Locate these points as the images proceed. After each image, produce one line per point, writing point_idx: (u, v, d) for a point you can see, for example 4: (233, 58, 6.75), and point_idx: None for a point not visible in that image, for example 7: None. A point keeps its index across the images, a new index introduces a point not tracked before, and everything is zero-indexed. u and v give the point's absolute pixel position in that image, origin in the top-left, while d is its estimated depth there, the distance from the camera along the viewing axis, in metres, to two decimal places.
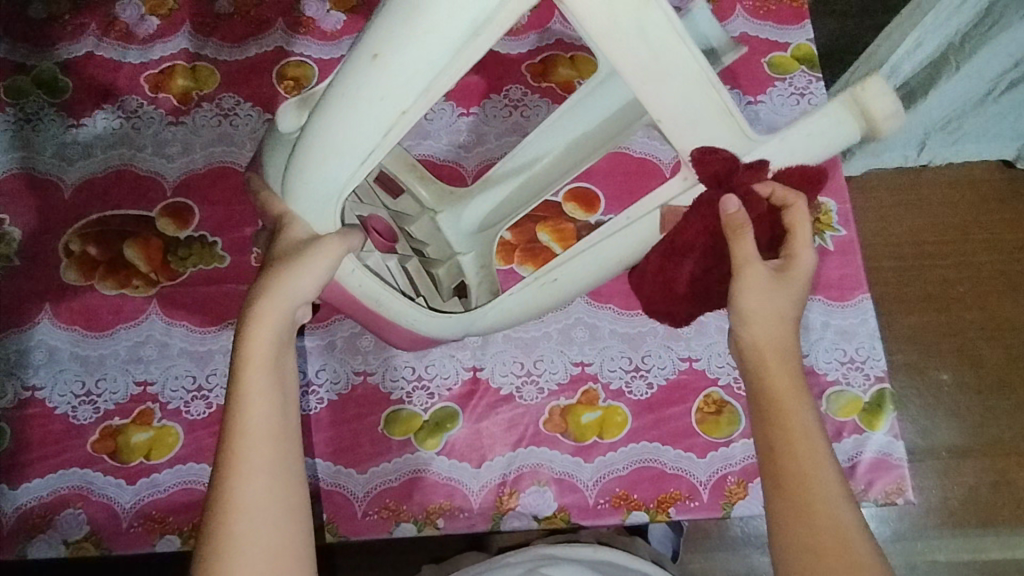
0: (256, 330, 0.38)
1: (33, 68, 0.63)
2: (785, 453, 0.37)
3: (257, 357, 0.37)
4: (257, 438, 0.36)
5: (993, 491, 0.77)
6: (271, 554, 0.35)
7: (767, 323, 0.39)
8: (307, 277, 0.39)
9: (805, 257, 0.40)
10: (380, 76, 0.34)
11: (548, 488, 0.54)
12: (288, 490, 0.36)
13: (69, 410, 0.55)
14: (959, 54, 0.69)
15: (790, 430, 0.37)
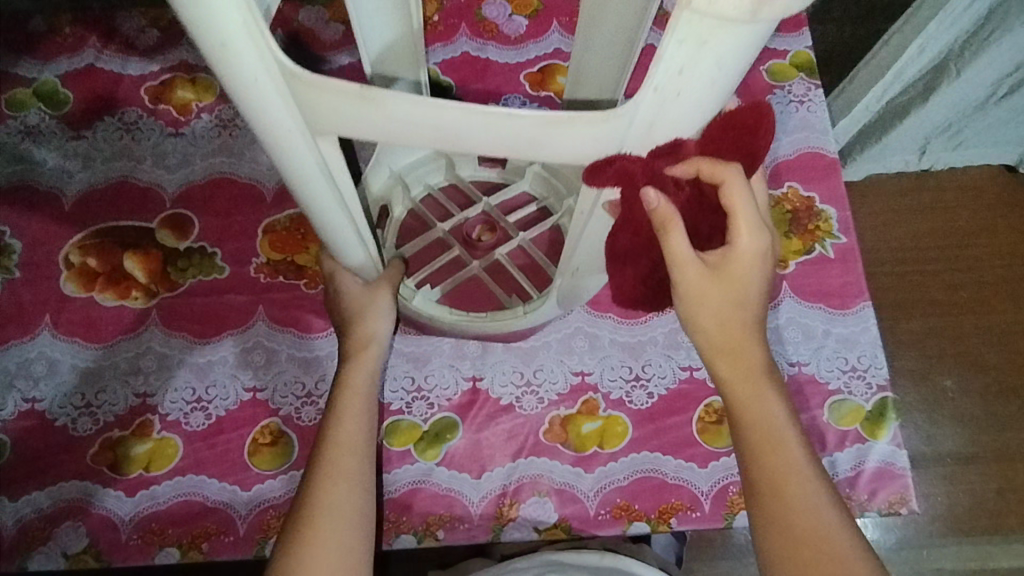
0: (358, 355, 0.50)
1: (33, 80, 0.64)
2: (765, 459, 0.41)
3: (353, 387, 0.49)
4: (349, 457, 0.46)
5: (998, 499, 0.77)
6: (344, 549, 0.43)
7: (724, 329, 0.40)
8: (381, 317, 0.51)
9: (746, 241, 0.37)
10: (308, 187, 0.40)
11: (549, 498, 0.54)
12: (361, 513, 0.44)
13: (68, 422, 0.55)
14: (960, 60, 0.68)
15: (769, 441, 0.41)
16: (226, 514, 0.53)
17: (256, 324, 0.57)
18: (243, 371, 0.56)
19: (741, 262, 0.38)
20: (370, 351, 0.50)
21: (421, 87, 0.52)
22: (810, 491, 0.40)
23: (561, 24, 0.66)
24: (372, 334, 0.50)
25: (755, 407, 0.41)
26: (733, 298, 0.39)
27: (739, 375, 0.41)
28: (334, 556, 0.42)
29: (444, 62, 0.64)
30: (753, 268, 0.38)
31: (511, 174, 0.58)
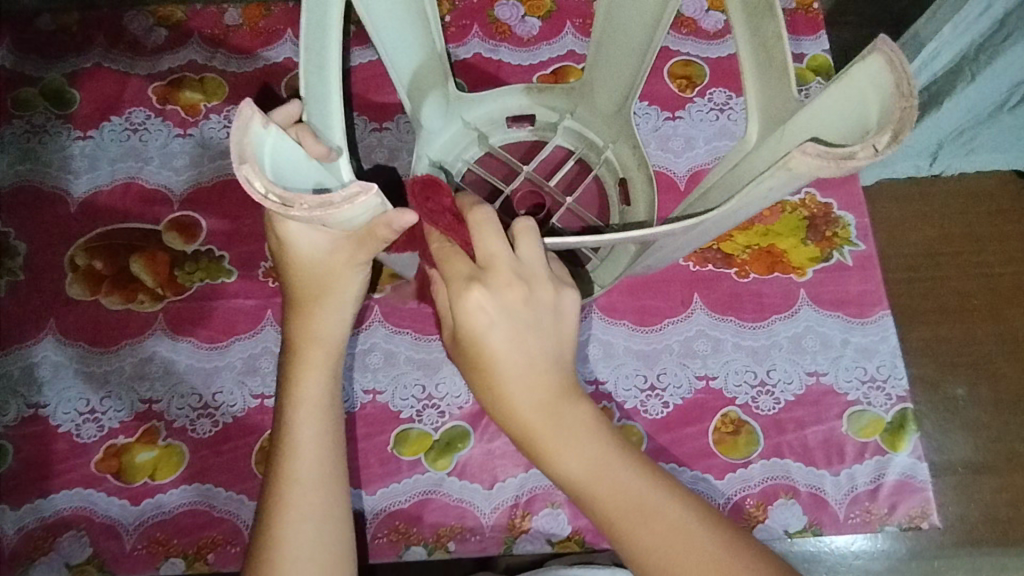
0: (318, 314, 0.43)
1: (40, 79, 0.63)
2: (615, 526, 0.36)
3: (306, 405, 0.43)
4: (304, 489, 0.42)
5: (1013, 510, 0.75)
6: (319, 511, 0.41)
7: (530, 402, 0.37)
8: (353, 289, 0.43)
9: (473, 315, 0.36)
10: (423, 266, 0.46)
11: (562, 510, 0.53)
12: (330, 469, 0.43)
13: (73, 428, 0.54)
14: (974, 63, 0.67)
15: (609, 506, 0.36)
16: (232, 524, 0.52)
17: (264, 330, 0.56)
18: (251, 377, 0.55)
19: (482, 324, 0.36)
20: (323, 356, 0.44)
21: (442, 56, 0.50)
22: (679, 540, 0.35)
23: (575, 25, 0.65)
24: (322, 334, 0.44)
25: (578, 468, 0.36)
26: (481, 361, 0.37)
27: (544, 438, 0.37)
28: (301, 515, 0.41)
29: (456, 63, 0.63)
30: (494, 332, 0.36)
31: (543, 131, 0.56)
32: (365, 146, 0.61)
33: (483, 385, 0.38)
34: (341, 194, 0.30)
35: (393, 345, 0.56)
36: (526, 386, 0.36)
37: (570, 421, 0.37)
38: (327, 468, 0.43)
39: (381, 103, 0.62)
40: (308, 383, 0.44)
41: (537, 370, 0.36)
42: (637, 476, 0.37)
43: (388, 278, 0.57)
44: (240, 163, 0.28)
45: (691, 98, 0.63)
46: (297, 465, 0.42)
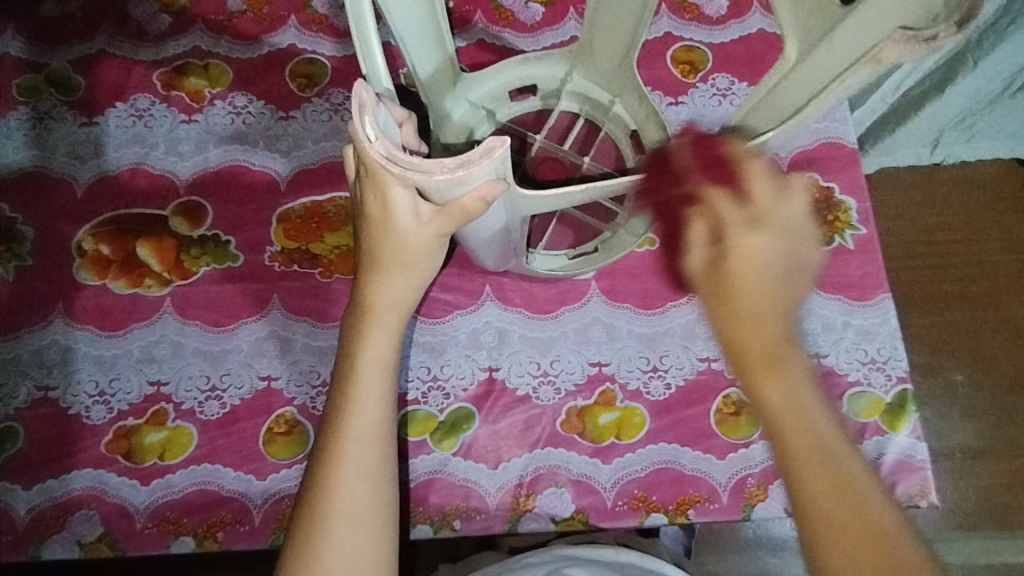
0: (396, 281, 0.42)
1: (45, 66, 0.63)
2: (808, 475, 0.33)
3: (371, 363, 0.43)
4: (361, 447, 0.41)
5: (1009, 494, 0.76)
6: (369, 487, 0.41)
7: (745, 327, 0.34)
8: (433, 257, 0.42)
9: (787, 230, 0.34)
10: (486, 240, 0.47)
11: (566, 489, 0.53)
12: (382, 437, 0.42)
13: (83, 410, 0.55)
14: (977, 52, 0.67)
15: (811, 457, 0.33)
16: (241, 503, 0.53)
17: (270, 313, 0.57)
18: (257, 360, 0.56)
19: (740, 261, 0.33)
20: (393, 316, 0.43)
21: (444, 38, 0.48)
22: (870, 504, 0.32)
23: (578, 11, 0.65)
24: (398, 300, 0.43)
25: (786, 406, 0.33)
26: (725, 283, 0.34)
27: (754, 362, 0.34)
28: (351, 490, 0.41)
29: (459, 49, 0.64)
30: (759, 267, 0.33)
31: (547, 100, 0.56)
32: None
33: (714, 307, 0.35)
34: (478, 153, 0.33)
35: None
36: (766, 323, 0.33)
37: (790, 364, 0.34)
38: (377, 449, 0.42)
39: None
40: (376, 342, 0.43)
41: (774, 300, 0.33)
42: (841, 440, 0.33)
43: None
44: (371, 143, 0.33)
45: (693, 84, 0.63)
46: (353, 426, 0.42)
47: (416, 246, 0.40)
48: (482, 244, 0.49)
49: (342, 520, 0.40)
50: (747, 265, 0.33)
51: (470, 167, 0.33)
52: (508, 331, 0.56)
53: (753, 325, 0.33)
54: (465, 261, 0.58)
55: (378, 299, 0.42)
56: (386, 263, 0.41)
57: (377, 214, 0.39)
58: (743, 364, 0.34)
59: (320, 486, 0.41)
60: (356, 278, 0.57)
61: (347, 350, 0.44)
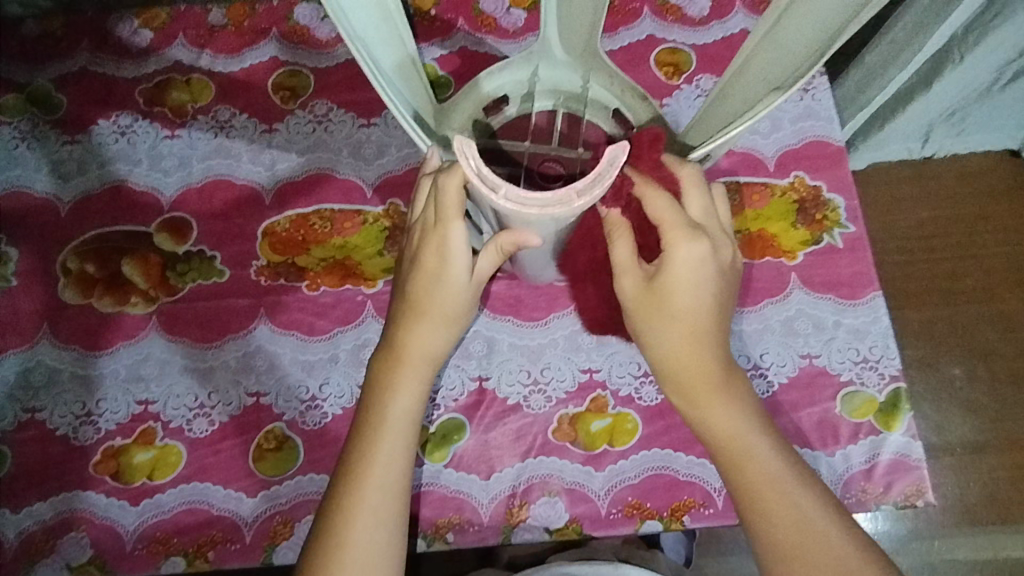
0: (430, 332, 0.44)
1: (26, 85, 0.63)
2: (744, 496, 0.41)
3: (394, 415, 0.43)
4: (383, 497, 0.41)
5: (1012, 488, 0.76)
6: (379, 543, 0.41)
7: (692, 362, 0.41)
8: (467, 301, 0.44)
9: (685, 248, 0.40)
10: (533, 262, 0.48)
11: (559, 498, 0.53)
12: (399, 487, 0.42)
13: (70, 431, 0.54)
14: (964, 45, 0.64)
15: (749, 469, 0.41)
16: (231, 521, 0.52)
17: (258, 329, 0.56)
18: (245, 376, 0.55)
19: (681, 269, 0.40)
20: (423, 369, 0.44)
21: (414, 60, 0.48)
22: (803, 512, 0.40)
23: None
24: (427, 350, 0.44)
25: (724, 428, 0.42)
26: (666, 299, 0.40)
27: (699, 391, 0.42)
28: (364, 545, 0.40)
29: (440, 57, 0.64)
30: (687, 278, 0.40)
31: None
32: (354, 142, 0.61)
33: (656, 338, 0.42)
34: (577, 187, 0.35)
35: None
36: (702, 349, 0.41)
37: (731, 387, 0.42)
38: (392, 502, 0.42)
39: (368, 98, 0.62)
40: (401, 395, 0.43)
41: (699, 320, 0.41)
42: (775, 454, 0.41)
43: (381, 274, 0.57)
44: (466, 160, 0.35)
45: (678, 85, 0.63)
46: (374, 472, 0.42)
47: (457, 295, 0.43)
48: (531, 264, 0.50)
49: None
50: (685, 272, 0.40)
51: (564, 196, 0.35)
52: (497, 340, 0.56)
53: (695, 341, 0.41)
54: None
55: (410, 348, 0.44)
56: (422, 308, 0.43)
57: (433, 259, 0.42)
58: (689, 398, 0.42)
59: (330, 539, 0.41)
60: (344, 290, 0.57)
61: (373, 398, 0.44)
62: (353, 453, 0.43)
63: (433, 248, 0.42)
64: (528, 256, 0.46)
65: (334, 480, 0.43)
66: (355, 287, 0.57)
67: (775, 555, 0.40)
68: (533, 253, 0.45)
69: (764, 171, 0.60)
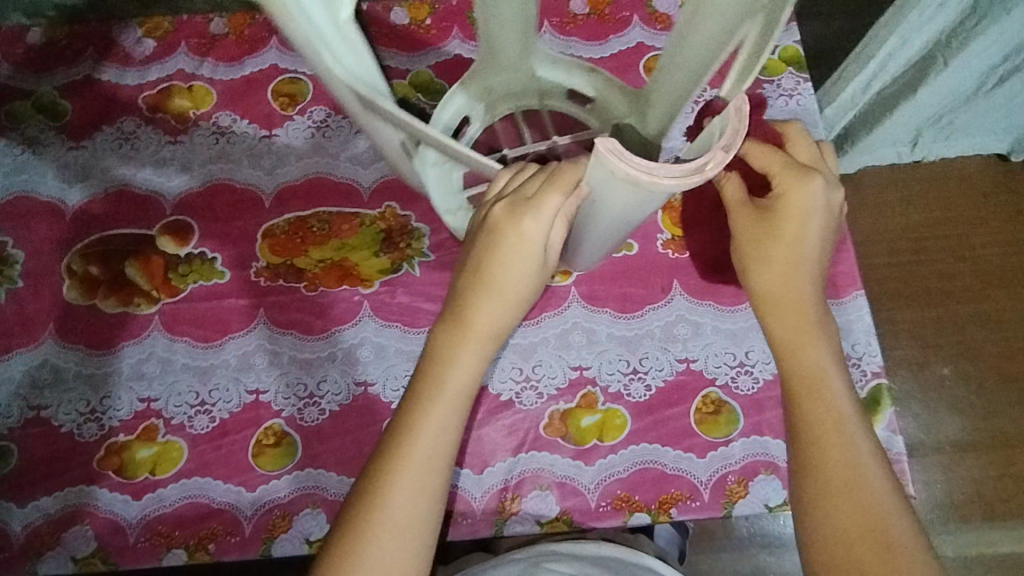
0: (489, 310, 0.42)
1: (32, 92, 0.64)
2: (811, 430, 0.42)
3: (445, 387, 0.42)
4: (420, 471, 0.41)
5: (998, 484, 0.78)
6: (412, 515, 0.41)
7: (783, 283, 0.43)
8: (529, 280, 0.42)
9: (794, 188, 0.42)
10: (595, 235, 0.47)
11: (550, 492, 0.54)
12: (440, 464, 0.42)
13: (75, 428, 0.56)
14: (948, 51, 0.65)
15: (819, 399, 0.42)
16: (231, 514, 0.54)
17: (257, 328, 0.58)
18: (245, 374, 0.57)
19: (794, 197, 0.42)
20: (484, 345, 0.42)
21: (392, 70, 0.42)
22: (860, 464, 0.41)
23: (553, 24, 0.67)
24: (483, 326, 0.42)
25: (795, 342, 0.43)
26: (772, 231, 0.42)
27: (786, 311, 0.43)
28: (403, 514, 0.41)
29: (434, 65, 0.65)
30: (808, 215, 0.42)
31: None
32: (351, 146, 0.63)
33: (755, 258, 0.43)
34: (721, 144, 0.32)
35: (384, 339, 0.58)
36: (798, 278, 0.42)
37: (812, 316, 0.43)
38: (434, 477, 0.42)
39: None
40: (459, 369, 0.42)
41: (806, 257, 0.42)
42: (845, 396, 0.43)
43: (378, 274, 0.59)
44: (604, 149, 0.32)
45: None
46: (418, 440, 0.42)
47: (522, 272, 0.41)
48: (597, 236, 0.48)
49: (387, 529, 0.41)
50: (797, 210, 0.42)
51: (715, 154, 0.31)
52: None
53: (795, 266, 0.42)
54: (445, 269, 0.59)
55: (471, 321, 0.42)
56: (489, 282, 0.41)
57: (512, 230, 0.39)
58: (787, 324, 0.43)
59: (369, 508, 0.41)
60: (341, 291, 0.59)
61: (434, 365, 0.42)
62: (408, 421, 0.42)
63: (509, 212, 0.39)
64: (600, 227, 0.45)
65: (384, 437, 0.43)
66: (352, 287, 0.59)
67: (814, 483, 0.41)
68: (613, 224, 0.44)
69: None
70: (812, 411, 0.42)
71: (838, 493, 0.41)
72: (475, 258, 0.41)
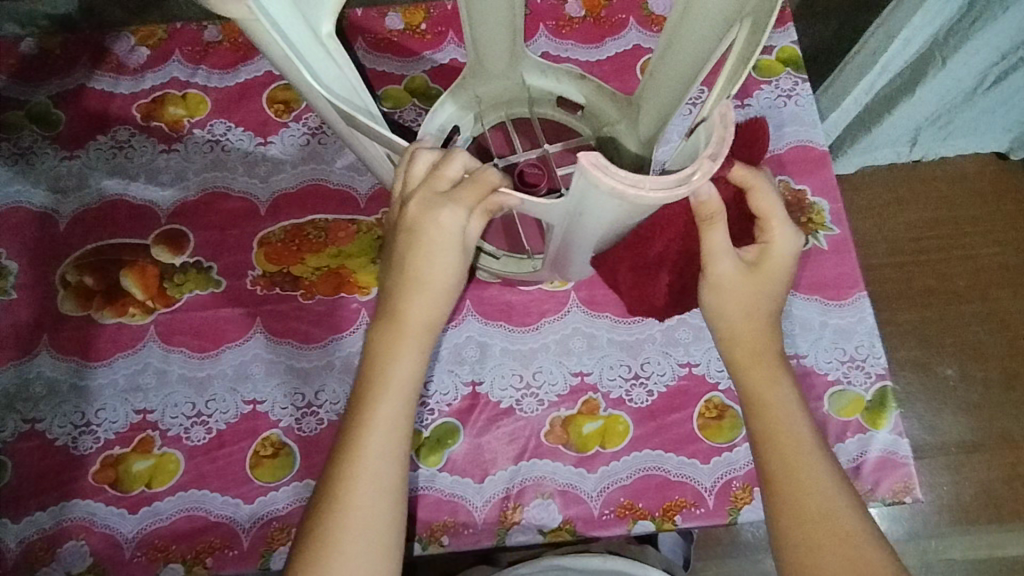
0: (418, 298, 0.41)
1: (26, 102, 0.64)
2: (782, 465, 0.42)
3: (388, 386, 0.42)
4: (381, 466, 0.41)
5: (1006, 486, 0.77)
6: (375, 519, 0.40)
7: (748, 320, 0.43)
8: (456, 269, 0.41)
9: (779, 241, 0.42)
10: (582, 250, 0.46)
11: (552, 500, 0.54)
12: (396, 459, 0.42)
13: (69, 440, 0.55)
14: (945, 49, 0.64)
15: (782, 431, 0.42)
16: (229, 527, 0.53)
17: (254, 337, 0.57)
18: (242, 384, 0.56)
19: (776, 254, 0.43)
20: (424, 338, 0.42)
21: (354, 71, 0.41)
22: (832, 503, 0.41)
23: (549, 28, 0.66)
24: (419, 319, 0.42)
25: (759, 383, 0.44)
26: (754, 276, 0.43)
27: (745, 351, 0.44)
28: (362, 519, 0.40)
29: (430, 70, 0.65)
30: (782, 267, 0.43)
31: None
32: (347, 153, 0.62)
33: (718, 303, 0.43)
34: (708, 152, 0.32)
35: None
36: (757, 316, 0.44)
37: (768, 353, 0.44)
38: (389, 474, 0.41)
39: None
40: (402, 364, 0.42)
41: (767, 299, 0.44)
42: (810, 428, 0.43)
43: (375, 282, 0.58)
44: (590, 161, 0.31)
45: None
46: (369, 446, 0.41)
47: (450, 264, 0.41)
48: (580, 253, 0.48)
49: (354, 537, 0.40)
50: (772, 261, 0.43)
51: (699, 163, 0.31)
52: (489, 345, 0.57)
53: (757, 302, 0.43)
54: None
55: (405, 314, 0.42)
56: (411, 274, 0.41)
57: (427, 218, 0.39)
58: (741, 362, 0.44)
59: (329, 517, 0.40)
60: (338, 298, 0.58)
61: (370, 365, 0.42)
62: (352, 422, 0.42)
63: (419, 200, 0.38)
64: (582, 242, 0.44)
65: (336, 445, 0.42)
66: (349, 295, 0.58)
67: (788, 517, 0.41)
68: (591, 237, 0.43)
69: None
70: (778, 443, 0.42)
71: (812, 525, 0.40)
72: (402, 258, 0.41)
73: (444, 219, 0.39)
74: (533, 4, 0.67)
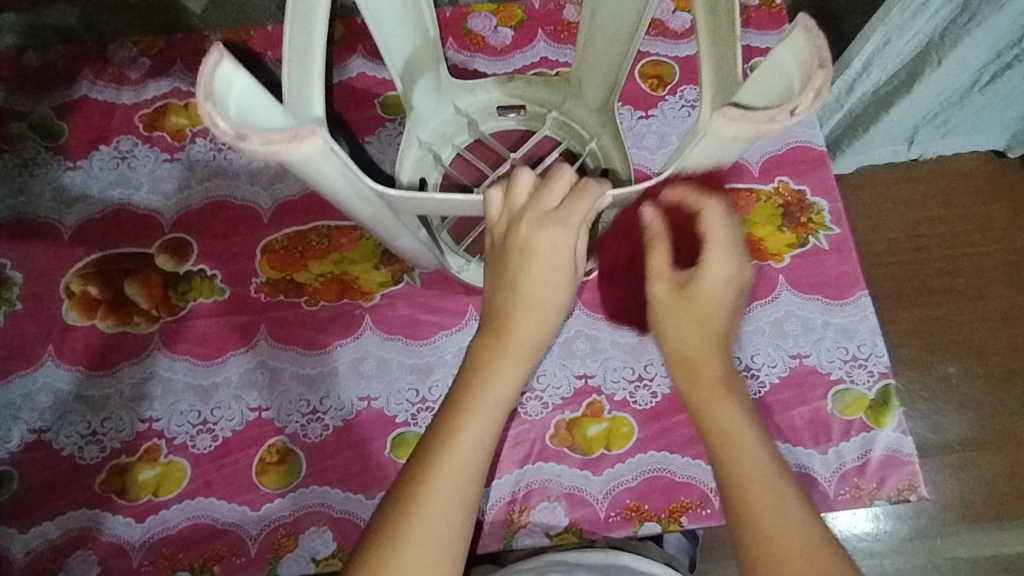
0: (520, 316, 0.39)
1: (28, 114, 0.64)
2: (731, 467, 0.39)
3: (484, 404, 0.38)
4: (459, 479, 0.37)
5: (1011, 483, 0.77)
6: (450, 530, 0.37)
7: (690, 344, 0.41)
8: (559, 287, 0.40)
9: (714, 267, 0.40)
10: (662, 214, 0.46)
11: (559, 503, 0.54)
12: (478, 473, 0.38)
13: (76, 450, 0.55)
14: (941, 48, 0.64)
15: (735, 445, 0.39)
16: (236, 535, 0.53)
17: (258, 345, 0.57)
18: (247, 391, 0.56)
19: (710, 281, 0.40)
20: (523, 358, 0.40)
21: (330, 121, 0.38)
22: (789, 509, 0.37)
23: (547, 32, 0.66)
24: (522, 336, 0.40)
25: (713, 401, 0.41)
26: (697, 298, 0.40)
27: (698, 369, 0.41)
28: (430, 522, 0.36)
29: None
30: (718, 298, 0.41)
31: (532, 122, 0.58)
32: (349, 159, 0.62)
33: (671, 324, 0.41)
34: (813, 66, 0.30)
35: (385, 351, 0.57)
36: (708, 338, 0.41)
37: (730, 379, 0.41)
38: (469, 485, 0.38)
39: (363, 118, 0.64)
40: (499, 378, 0.39)
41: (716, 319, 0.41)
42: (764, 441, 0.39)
43: (379, 287, 0.59)
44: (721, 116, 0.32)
45: (663, 96, 0.65)
46: (450, 461, 0.37)
47: (557, 280, 0.39)
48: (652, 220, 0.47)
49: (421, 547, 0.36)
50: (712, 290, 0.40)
51: (813, 77, 0.30)
52: None
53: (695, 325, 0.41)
54: (447, 280, 0.58)
55: (504, 323, 0.40)
56: (516, 285, 0.39)
57: (534, 229, 0.38)
58: (695, 384, 0.41)
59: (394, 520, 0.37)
60: (342, 304, 0.58)
61: (467, 378, 0.40)
62: (436, 431, 0.39)
63: (532, 216, 0.38)
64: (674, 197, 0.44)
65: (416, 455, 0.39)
66: (353, 301, 0.58)
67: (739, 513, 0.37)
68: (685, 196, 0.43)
69: (749, 177, 0.62)
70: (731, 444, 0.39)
71: (771, 527, 0.36)
72: (510, 272, 0.39)
73: (558, 233, 0.38)
74: (531, 9, 0.67)
